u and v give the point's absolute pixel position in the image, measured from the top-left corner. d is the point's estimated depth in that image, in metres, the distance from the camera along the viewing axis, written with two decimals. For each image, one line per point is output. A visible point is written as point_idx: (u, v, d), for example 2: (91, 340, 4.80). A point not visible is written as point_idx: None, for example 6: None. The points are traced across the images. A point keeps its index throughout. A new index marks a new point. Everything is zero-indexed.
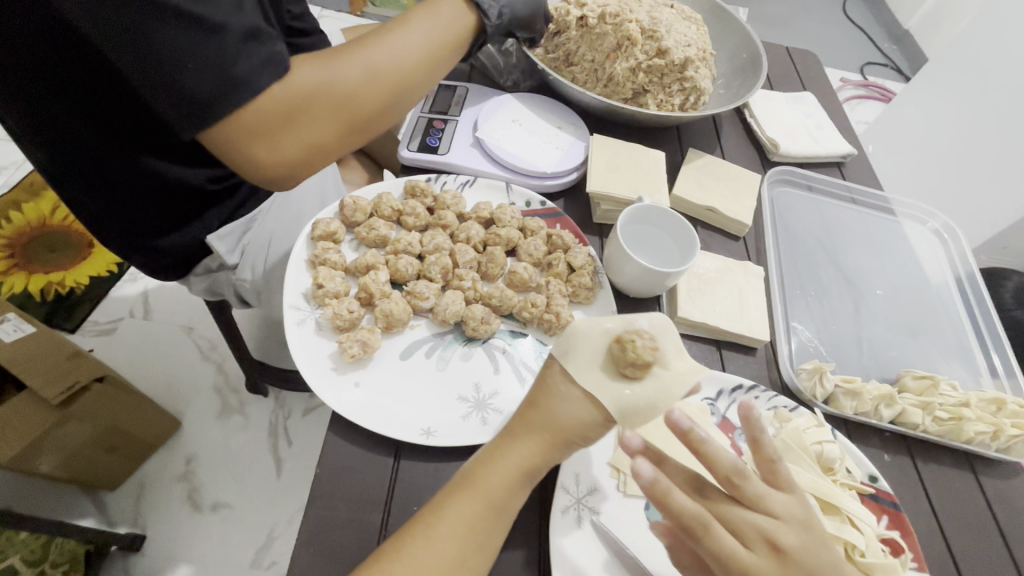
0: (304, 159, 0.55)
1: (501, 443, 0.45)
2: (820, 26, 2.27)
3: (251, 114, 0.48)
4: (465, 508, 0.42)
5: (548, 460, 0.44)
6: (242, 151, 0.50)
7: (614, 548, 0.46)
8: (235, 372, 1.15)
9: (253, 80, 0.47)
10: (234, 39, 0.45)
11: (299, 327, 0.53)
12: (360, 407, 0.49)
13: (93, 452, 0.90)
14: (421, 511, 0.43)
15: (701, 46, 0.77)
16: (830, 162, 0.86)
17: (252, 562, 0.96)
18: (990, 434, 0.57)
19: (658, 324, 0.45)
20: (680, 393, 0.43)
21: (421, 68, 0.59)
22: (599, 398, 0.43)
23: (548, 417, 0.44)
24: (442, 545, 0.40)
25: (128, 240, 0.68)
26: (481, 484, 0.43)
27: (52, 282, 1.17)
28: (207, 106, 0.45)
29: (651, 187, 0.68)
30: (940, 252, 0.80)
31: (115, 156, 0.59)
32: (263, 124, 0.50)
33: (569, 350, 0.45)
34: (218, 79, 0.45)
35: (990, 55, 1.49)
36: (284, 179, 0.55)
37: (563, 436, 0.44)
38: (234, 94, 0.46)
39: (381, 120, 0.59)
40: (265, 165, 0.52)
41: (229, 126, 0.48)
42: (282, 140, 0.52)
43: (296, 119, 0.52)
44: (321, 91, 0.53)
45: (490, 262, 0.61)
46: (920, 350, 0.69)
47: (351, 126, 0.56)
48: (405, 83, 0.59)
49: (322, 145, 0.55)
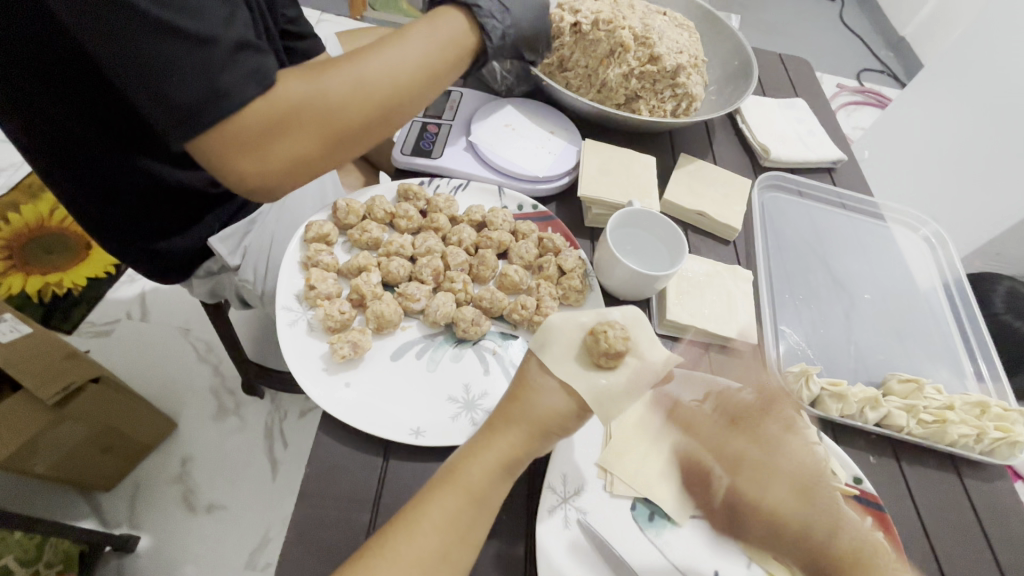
0: (292, 171, 0.55)
1: (482, 438, 0.45)
2: (817, 33, 2.29)
3: (233, 127, 0.49)
4: (448, 502, 0.42)
5: (529, 453, 0.45)
6: (227, 163, 0.51)
7: (601, 548, 0.47)
8: (231, 374, 1.16)
9: (239, 90, 0.47)
10: (222, 50, 0.46)
11: (291, 328, 0.54)
12: (350, 407, 0.50)
13: (88, 453, 0.90)
14: (405, 507, 0.43)
15: (693, 52, 0.78)
16: (820, 167, 0.87)
17: (247, 563, 0.96)
18: (974, 437, 0.58)
19: (631, 316, 0.48)
20: (650, 382, 0.45)
21: (415, 84, 0.58)
22: (575, 387, 0.44)
23: (529, 411, 0.45)
24: (426, 539, 0.41)
25: (126, 245, 0.68)
26: (464, 479, 0.43)
27: (49, 284, 1.17)
28: (194, 114, 0.46)
29: (641, 191, 0.68)
30: (929, 258, 0.81)
31: (112, 161, 0.60)
32: (246, 137, 0.50)
33: (545, 346, 0.46)
34: (203, 87, 0.46)
35: (985, 63, 1.50)
36: (272, 190, 0.55)
37: (543, 429, 0.45)
38: (221, 103, 0.47)
39: (374, 134, 0.59)
40: (249, 175, 0.53)
41: (211, 139, 0.49)
42: (267, 153, 0.52)
43: (280, 133, 0.52)
44: (308, 105, 0.52)
45: (481, 264, 0.62)
46: (907, 354, 0.70)
47: (340, 141, 0.56)
48: (398, 99, 0.58)
49: (310, 158, 0.55)
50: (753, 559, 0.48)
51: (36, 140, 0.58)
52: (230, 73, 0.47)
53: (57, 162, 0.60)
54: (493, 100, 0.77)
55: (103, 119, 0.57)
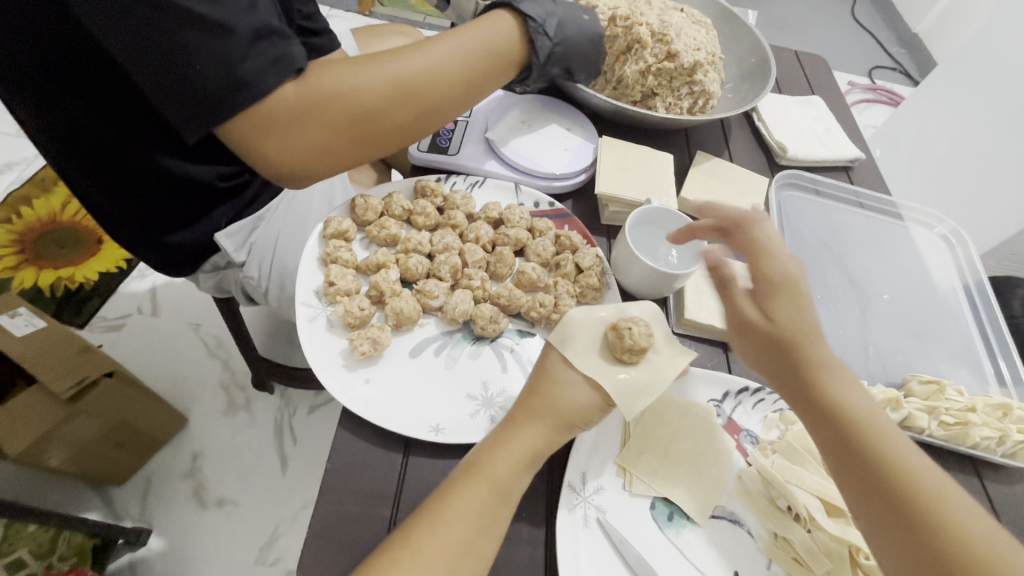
0: (318, 162, 0.55)
1: (503, 429, 0.46)
2: (828, 30, 2.27)
3: (264, 112, 0.49)
4: (473, 495, 0.42)
5: (552, 446, 0.45)
6: (253, 146, 0.51)
7: (621, 548, 0.46)
8: (242, 369, 1.16)
9: (259, 81, 0.47)
10: (241, 39, 0.45)
11: (310, 324, 0.54)
12: (370, 404, 0.49)
13: (100, 448, 0.91)
14: (427, 501, 0.43)
15: (710, 49, 0.78)
16: (837, 166, 0.86)
17: (258, 558, 0.96)
18: (996, 439, 0.58)
19: (649, 312, 0.49)
20: (670, 375, 0.47)
21: (448, 84, 0.59)
22: (600, 381, 0.45)
23: (551, 403, 0.46)
24: (449, 530, 0.41)
25: (138, 237, 0.68)
26: (487, 471, 0.43)
27: (61, 278, 1.18)
28: (215, 105, 0.47)
29: (659, 189, 0.68)
30: (948, 258, 0.80)
31: (131, 153, 0.60)
32: (277, 122, 0.50)
33: (567, 340, 0.47)
34: (223, 77, 0.46)
35: (999, 61, 1.49)
36: (297, 177, 0.56)
37: (566, 421, 0.45)
38: (240, 94, 0.47)
39: (403, 134, 0.59)
40: (276, 161, 0.53)
41: (239, 123, 0.49)
42: (294, 139, 0.52)
43: (311, 121, 0.52)
44: (340, 95, 0.53)
45: (498, 262, 0.62)
46: (926, 355, 0.69)
47: (369, 134, 0.56)
48: (432, 100, 0.58)
49: (338, 150, 0.56)
50: (774, 560, 0.49)
51: (55, 129, 0.58)
52: (250, 64, 0.46)
53: (76, 153, 0.60)
54: (508, 96, 0.77)
55: (115, 110, 0.57)
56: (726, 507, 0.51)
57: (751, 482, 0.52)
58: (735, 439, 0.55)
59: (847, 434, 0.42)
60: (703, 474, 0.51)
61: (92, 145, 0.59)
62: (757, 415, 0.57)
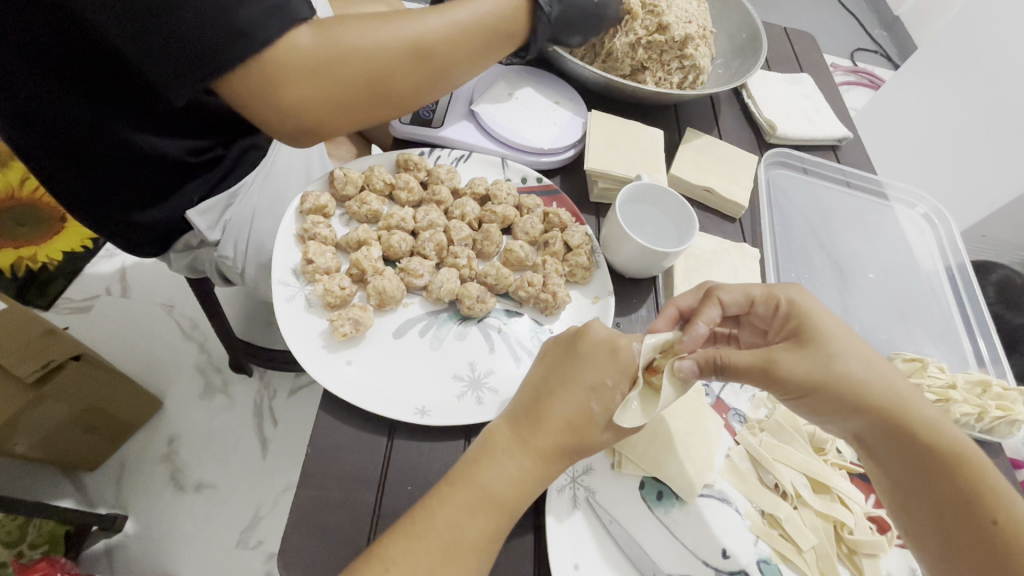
0: (333, 117, 0.53)
1: (502, 444, 0.45)
2: (814, 12, 2.26)
3: (265, 62, 0.47)
4: (473, 514, 0.42)
5: (549, 464, 0.44)
6: (264, 103, 0.49)
7: (610, 528, 0.46)
8: (219, 351, 1.12)
9: (258, 29, 0.45)
10: None
11: (288, 304, 0.52)
12: (353, 386, 0.48)
13: (70, 432, 0.87)
14: (415, 506, 0.42)
15: (702, 23, 0.76)
16: (825, 145, 0.85)
17: (238, 541, 0.95)
18: (975, 416, 0.58)
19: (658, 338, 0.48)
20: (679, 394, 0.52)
21: (468, 49, 0.58)
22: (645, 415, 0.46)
23: (553, 418, 0.45)
24: (451, 545, 0.41)
25: (105, 215, 0.64)
26: (481, 486, 0.43)
27: (23, 257, 1.11)
28: (211, 58, 0.44)
29: (649, 165, 0.67)
30: (930, 237, 0.81)
31: (95, 125, 0.56)
32: (285, 76, 0.48)
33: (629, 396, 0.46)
34: (218, 27, 0.43)
35: (978, 43, 1.50)
36: (309, 130, 0.53)
37: (570, 446, 0.45)
38: (239, 44, 0.45)
39: (402, 102, 0.57)
40: (286, 116, 0.51)
41: (242, 78, 0.47)
42: (309, 93, 0.50)
43: (324, 76, 0.50)
44: (360, 48, 0.51)
45: (485, 239, 0.60)
46: (909, 333, 0.70)
47: (383, 92, 0.55)
48: (452, 60, 0.57)
49: (352, 106, 0.54)
50: (761, 536, 0.49)
51: (5, 96, 0.53)
52: (247, 9, 0.44)
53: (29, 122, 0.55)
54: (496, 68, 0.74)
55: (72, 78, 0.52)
56: (714, 486, 0.50)
57: (738, 460, 0.52)
58: (723, 417, 0.55)
59: (936, 449, 0.43)
60: (693, 452, 0.50)
61: (51, 118, 0.55)
62: (745, 394, 0.57)
